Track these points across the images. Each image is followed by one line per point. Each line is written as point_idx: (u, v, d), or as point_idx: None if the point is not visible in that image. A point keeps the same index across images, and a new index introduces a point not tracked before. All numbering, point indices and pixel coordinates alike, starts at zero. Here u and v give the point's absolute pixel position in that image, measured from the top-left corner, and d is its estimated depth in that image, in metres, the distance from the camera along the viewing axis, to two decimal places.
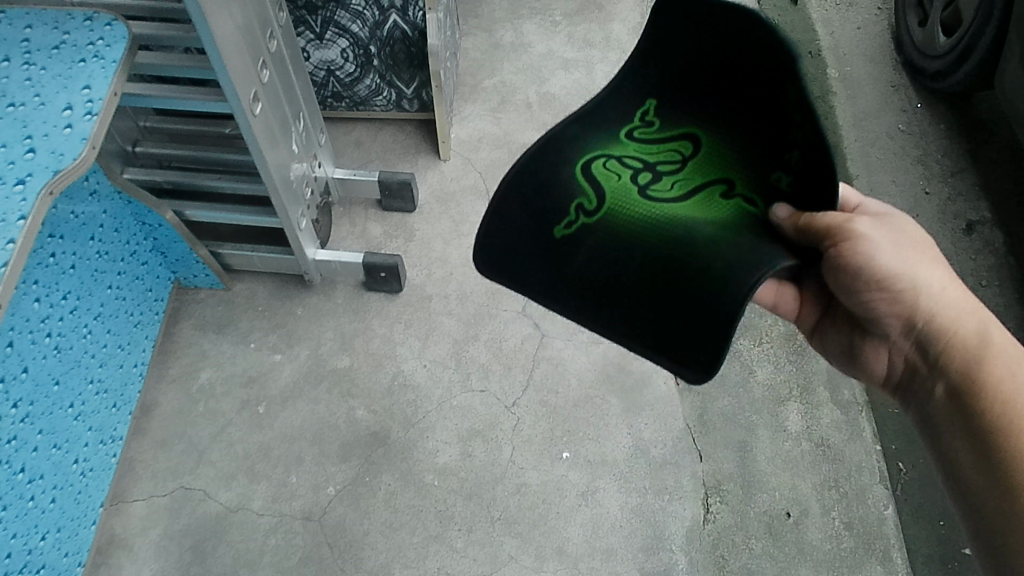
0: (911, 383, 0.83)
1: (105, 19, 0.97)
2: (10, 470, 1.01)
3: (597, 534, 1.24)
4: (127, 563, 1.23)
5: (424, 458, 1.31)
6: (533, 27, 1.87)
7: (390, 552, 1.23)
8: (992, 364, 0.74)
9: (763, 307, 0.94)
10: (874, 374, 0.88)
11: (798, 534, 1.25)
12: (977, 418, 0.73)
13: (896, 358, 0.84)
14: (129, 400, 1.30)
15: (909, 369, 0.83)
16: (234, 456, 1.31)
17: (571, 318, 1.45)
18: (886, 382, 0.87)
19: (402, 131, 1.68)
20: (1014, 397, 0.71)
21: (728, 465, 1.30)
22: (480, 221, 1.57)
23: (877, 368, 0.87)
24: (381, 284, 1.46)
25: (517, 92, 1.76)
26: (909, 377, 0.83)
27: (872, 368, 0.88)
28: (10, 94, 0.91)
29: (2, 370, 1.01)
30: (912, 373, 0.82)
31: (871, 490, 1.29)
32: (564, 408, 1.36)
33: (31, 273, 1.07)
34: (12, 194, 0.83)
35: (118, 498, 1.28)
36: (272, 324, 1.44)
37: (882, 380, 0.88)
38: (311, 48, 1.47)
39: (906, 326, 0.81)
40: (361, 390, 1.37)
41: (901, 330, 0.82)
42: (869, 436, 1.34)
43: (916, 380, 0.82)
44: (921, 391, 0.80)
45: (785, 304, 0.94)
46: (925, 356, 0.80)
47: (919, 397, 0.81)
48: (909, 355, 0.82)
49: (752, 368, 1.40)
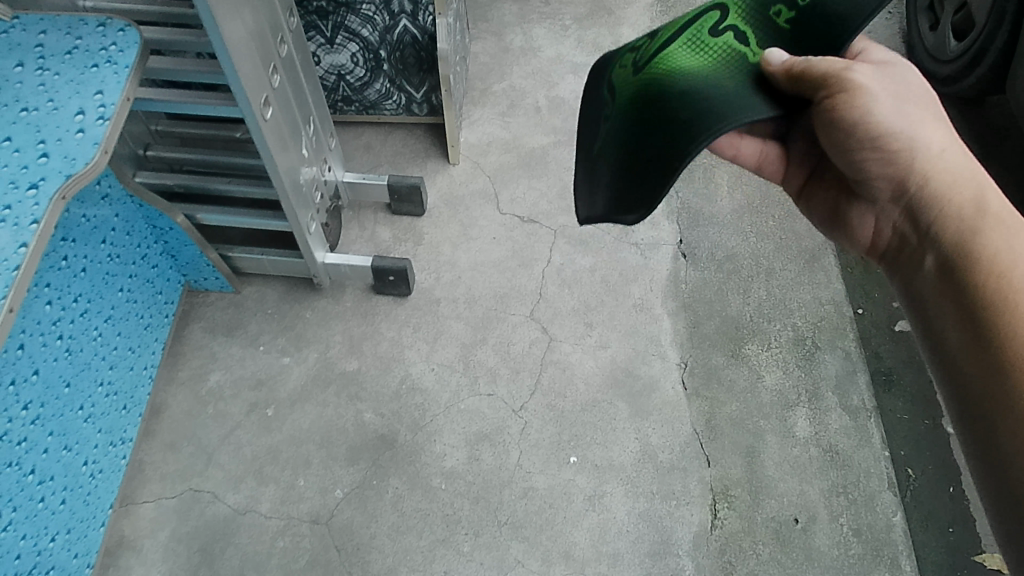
0: (898, 251, 0.79)
1: (118, 24, 0.98)
2: (20, 472, 1.02)
3: (604, 539, 1.24)
4: (136, 564, 1.23)
5: (432, 462, 1.31)
6: (542, 31, 1.88)
7: (397, 556, 1.23)
8: (985, 237, 0.69)
9: (745, 167, 0.94)
10: (861, 239, 0.85)
11: (806, 541, 1.24)
12: (967, 293, 0.68)
13: (884, 224, 0.81)
14: (139, 402, 1.31)
15: (897, 234, 0.79)
16: (243, 459, 1.32)
17: (579, 323, 1.45)
18: (872, 248, 0.84)
19: (412, 135, 1.69)
20: (1008, 268, 0.66)
21: (736, 470, 1.30)
22: (489, 225, 1.57)
23: (864, 233, 0.84)
24: (390, 288, 1.46)
25: (527, 96, 1.76)
26: (897, 244, 0.80)
27: (858, 231, 0.85)
28: (23, 99, 0.92)
29: (13, 372, 1.02)
30: (900, 240, 0.79)
31: (880, 496, 1.28)
32: (572, 413, 1.36)
33: (44, 276, 1.08)
34: (25, 198, 0.84)
35: (128, 500, 1.29)
36: (281, 327, 1.45)
37: (867, 245, 0.85)
38: (322, 52, 1.48)
39: (896, 189, 0.77)
40: (369, 394, 1.38)
41: (890, 193, 0.78)
42: (878, 442, 1.33)
43: (904, 249, 0.78)
44: (910, 260, 0.77)
45: (769, 166, 0.93)
46: (914, 225, 0.76)
47: (906, 265, 0.78)
48: (898, 221, 0.79)
49: (760, 373, 1.40)
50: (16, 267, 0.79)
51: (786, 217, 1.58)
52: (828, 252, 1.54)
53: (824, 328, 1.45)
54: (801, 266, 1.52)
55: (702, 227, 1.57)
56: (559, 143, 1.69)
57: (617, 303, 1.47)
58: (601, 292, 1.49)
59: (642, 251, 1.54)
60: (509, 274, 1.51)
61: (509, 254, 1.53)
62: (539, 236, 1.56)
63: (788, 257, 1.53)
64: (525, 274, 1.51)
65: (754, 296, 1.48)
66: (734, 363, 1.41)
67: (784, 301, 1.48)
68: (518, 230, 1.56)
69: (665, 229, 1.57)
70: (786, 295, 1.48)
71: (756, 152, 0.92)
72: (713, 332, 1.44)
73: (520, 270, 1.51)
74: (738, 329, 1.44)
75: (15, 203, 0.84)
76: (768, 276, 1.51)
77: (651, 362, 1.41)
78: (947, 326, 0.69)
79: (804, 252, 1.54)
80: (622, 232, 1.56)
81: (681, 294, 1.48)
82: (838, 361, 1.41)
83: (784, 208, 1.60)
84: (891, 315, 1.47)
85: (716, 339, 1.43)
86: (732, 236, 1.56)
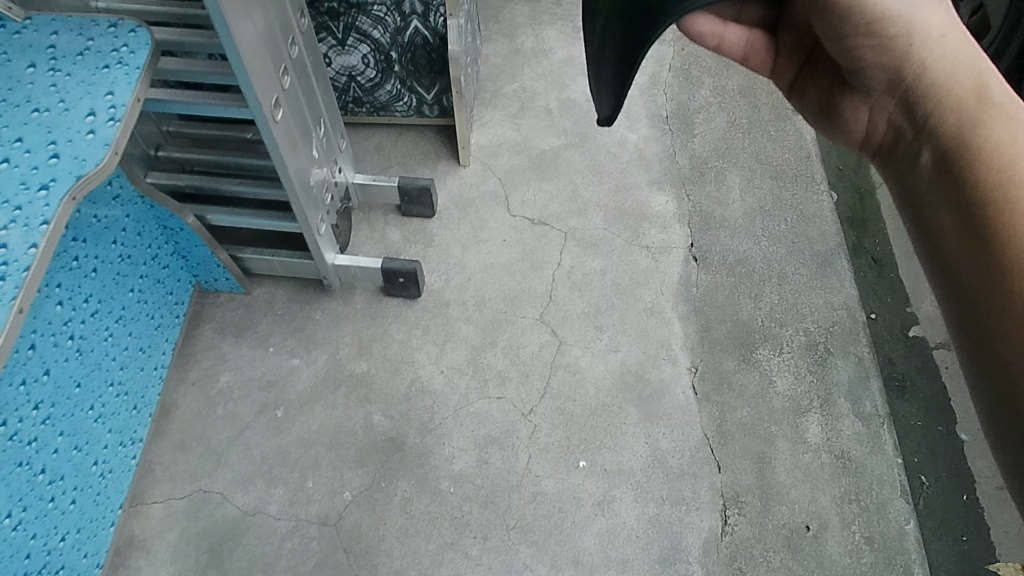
0: (893, 147, 0.71)
1: (129, 25, 0.98)
2: (31, 471, 1.02)
3: (613, 545, 1.24)
4: (145, 565, 1.23)
5: (440, 465, 1.31)
6: (554, 33, 1.87)
7: (406, 559, 1.23)
8: (987, 127, 0.62)
9: (733, 61, 0.84)
10: (853, 133, 0.77)
11: (817, 548, 1.23)
12: (967, 187, 0.61)
13: (878, 117, 0.73)
14: (149, 402, 1.31)
15: (892, 128, 0.71)
16: (252, 460, 1.32)
17: (590, 326, 1.44)
18: (865, 143, 0.76)
19: (423, 137, 1.69)
20: (1010, 164, 0.59)
21: (747, 476, 1.29)
22: (500, 227, 1.57)
23: (857, 127, 0.76)
24: (400, 289, 1.46)
25: (538, 98, 1.76)
26: (892, 139, 0.72)
27: (850, 125, 0.77)
28: (35, 100, 0.92)
29: (24, 372, 1.02)
30: (896, 134, 0.71)
31: (892, 504, 1.27)
32: (581, 417, 1.35)
33: (55, 276, 1.08)
34: (36, 199, 0.84)
35: (137, 500, 1.29)
36: (291, 328, 1.45)
37: (860, 140, 0.77)
38: (333, 54, 1.48)
39: (893, 79, 0.69)
40: (378, 396, 1.37)
41: (886, 83, 0.70)
42: (891, 449, 1.32)
43: (900, 144, 0.70)
44: (905, 155, 0.69)
45: (754, 56, 0.83)
46: (910, 117, 0.68)
47: (902, 162, 0.70)
48: (894, 113, 0.70)
49: (771, 378, 1.39)
50: (26, 268, 0.80)
51: (798, 221, 1.57)
52: (840, 257, 1.53)
53: (837, 333, 1.44)
54: (814, 271, 1.51)
55: (714, 230, 1.56)
56: (570, 145, 1.68)
57: (627, 307, 1.47)
58: (611, 295, 1.48)
59: (653, 254, 1.53)
60: (519, 276, 1.50)
61: (519, 257, 1.53)
62: (550, 239, 1.55)
63: (801, 261, 1.52)
64: (535, 276, 1.50)
65: (766, 300, 1.47)
66: (745, 368, 1.40)
67: (796, 306, 1.47)
68: (528, 233, 1.56)
69: (676, 232, 1.56)
70: (798, 300, 1.47)
71: (742, 42, 0.82)
72: (724, 336, 1.43)
73: (530, 273, 1.51)
74: (750, 333, 1.43)
75: (26, 204, 0.84)
76: (780, 280, 1.50)
77: (661, 366, 1.40)
78: (941, 223, 0.62)
79: (816, 256, 1.53)
80: (633, 235, 1.55)
81: (692, 298, 1.48)
82: (850, 366, 1.40)
83: (796, 211, 1.59)
84: (904, 320, 1.46)
85: (727, 343, 1.42)
86: (743, 239, 1.55)
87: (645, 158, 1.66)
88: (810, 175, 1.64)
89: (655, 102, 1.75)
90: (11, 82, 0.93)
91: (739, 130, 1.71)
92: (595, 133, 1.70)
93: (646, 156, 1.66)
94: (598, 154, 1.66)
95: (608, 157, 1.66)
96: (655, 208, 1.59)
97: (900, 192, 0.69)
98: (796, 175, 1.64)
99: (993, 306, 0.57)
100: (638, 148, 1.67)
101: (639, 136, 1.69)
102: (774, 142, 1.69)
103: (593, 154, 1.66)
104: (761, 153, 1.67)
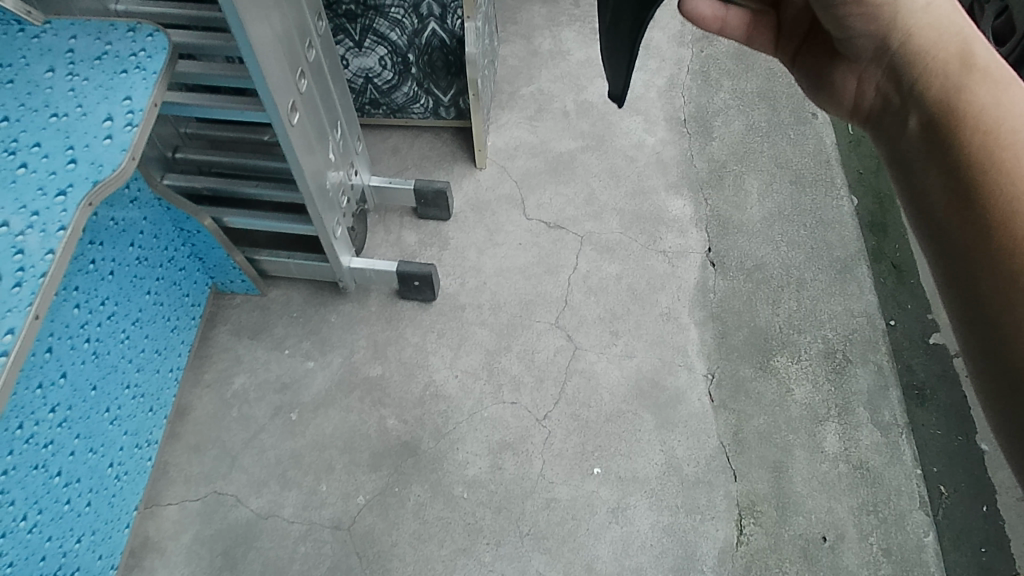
0: (880, 114, 0.69)
1: (147, 29, 0.98)
2: (46, 474, 1.03)
3: (627, 553, 1.23)
4: (160, 566, 1.24)
5: (454, 470, 1.30)
6: (572, 34, 1.86)
7: (418, 564, 1.23)
8: (974, 93, 0.60)
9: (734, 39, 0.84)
10: (842, 101, 0.75)
11: (834, 559, 1.22)
12: (953, 150, 0.59)
13: (867, 85, 0.71)
14: (165, 404, 1.31)
15: (880, 96, 0.69)
16: (266, 463, 1.32)
17: (605, 331, 1.44)
18: (853, 112, 0.74)
19: (439, 139, 1.68)
20: (997, 125, 0.57)
21: (763, 486, 1.28)
22: (516, 230, 1.56)
23: (845, 96, 0.74)
24: (415, 293, 1.45)
25: (555, 100, 1.75)
26: (880, 106, 0.69)
27: (840, 93, 0.74)
28: (53, 104, 0.92)
29: (41, 374, 1.03)
30: (884, 102, 0.68)
31: (911, 515, 1.25)
32: (596, 423, 1.34)
33: (72, 279, 1.09)
34: (53, 205, 0.84)
35: (153, 502, 1.30)
36: (306, 331, 1.45)
37: (850, 109, 0.74)
38: (350, 55, 1.47)
39: (879, 47, 0.67)
40: (392, 400, 1.37)
41: (873, 51, 0.67)
42: (909, 459, 1.30)
43: (886, 111, 0.68)
44: (892, 123, 0.67)
45: (758, 37, 0.83)
46: (897, 84, 0.66)
47: (889, 130, 0.67)
48: (881, 82, 0.68)
49: (789, 386, 1.37)
50: (42, 274, 0.80)
51: (818, 226, 1.55)
52: (860, 263, 1.51)
53: (856, 340, 1.42)
54: (833, 277, 1.49)
55: (732, 235, 1.55)
56: (587, 148, 1.67)
57: (643, 312, 1.45)
58: (627, 300, 1.47)
59: (669, 259, 1.52)
60: (535, 281, 1.50)
61: (535, 260, 1.52)
62: (566, 242, 1.54)
63: (819, 268, 1.50)
64: (551, 281, 1.50)
65: (784, 306, 1.46)
66: (762, 376, 1.38)
67: (815, 312, 1.45)
68: (544, 236, 1.55)
69: (693, 237, 1.54)
70: (816, 307, 1.46)
71: (742, 23, 0.83)
72: (741, 343, 1.42)
73: (546, 277, 1.50)
74: (768, 340, 1.42)
75: (43, 209, 0.84)
76: (799, 287, 1.48)
77: (677, 373, 1.39)
78: (931, 188, 0.60)
79: (836, 262, 1.51)
80: (650, 239, 1.54)
81: (709, 303, 1.46)
82: (869, 375, 1.38)
83: (816, 216, 1.57)
84: (925, 327, 1.44)
85: (744, 350, 1.41)
86: (762, 244, 1.53)
87: (663, 162, 1.64)
88: (830, 180, 1.62)
89: (673, 105, 1.73)
90: (30, 86, 0.93)
91: (758, 133, 1.69)
92: (612, 136, 1.69)
93: (664, 160, 1.65)
94: (616, 157, 1.65)
95: (625, 161, 1.65)
96: (672, 212, 1.58)
97: (887, 160, 0.66)
98: (816, 179, 1.62)
99: (981, 265, 0.54)
100: (656, 151, 1.66)
101: (656, 139, 1.68)
102: (793, 146, 1.67)
103: (610, 157, 1.65)
104: (781, 157, 1.65)
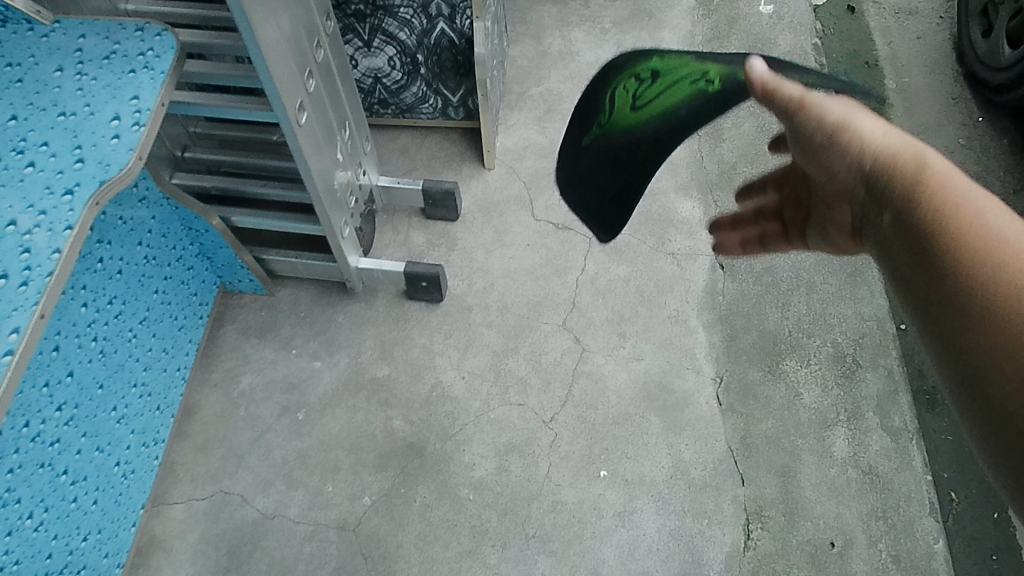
0: (864, 227, 0.71)
1: (155, 29, 0.98)
2: (53, 472, 1.03)
3: (633, 557, 1.22)
4: (166, 565, 1.24)
5: (460, 472, 1.30)
6: (581, 34, 1.86)
7: (424, 566, 1.22)
8: (933, 189, 0.61)
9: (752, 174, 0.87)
10: (842, 225, 0.77)
11: (842, 565, 1.21)
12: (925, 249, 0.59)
13: (847, 203, 0.73)
14: (172, 403, 1.32)
15: (860, 212, 0.70)
16: (273, 462, 1.32)
17: (613, 333, 1.43)
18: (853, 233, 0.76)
19: (448, 139, 1.68)
20: (976, 216, 0.58)
21: (770, 490, 1.27)
22: (524, 231, 1.55)
23: (842, 219, 0.76)
24: (422, 293, 1.45)
25: (564, 100, 1.74)
26: (861, 219, 0.71)
27: (841, 221, 0.77)
28: (61, 103, 0.92)
29: (47, 373, 1.03)
30: (864, 216, 0.70)
31: (920, 522, 1.24)
32: (603, 426, 1.34)
33: (80, 278, 1.09)
34: (60, 204, 0.84)
35: (159, 500, 1.30)
36: (313, 330, 1.45)
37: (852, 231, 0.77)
38: (359, 55, 1.47)
39: (852, 170, 0.68)
40: (399, 401, 1.37)
41: (848, 176, 0.69)
42: (919, 465, 1.29)
43: (866, 221, 0.69)
44: (874, 235, 0.68)
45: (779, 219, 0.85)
46: (868, 197, 0.68)
47: (875, 236, 0.68)
48: (858, 199, 0.70)
49: (798, 390, 1.36)
50: (49, 273, 0.80)
51: None
52: (871, 266, 1.50)
53: (866, 344, 1.41)
54: (843, 281, 1.48)
55: None
56: None
57: (651, 314, 1.45)
58: (635, 302, 1.46)
59: (678, 261, 1.51)
60: (543, 282, 1.49)
61: (543, 262, 1.52)
62: (574, 244, 1.53)
63: (829, 271, 1.49)
64: (559, 282, 1.49)
65: (794, 310, 1.45)
66: (771, 379, 1.37)
67: (824, 316, 1.44)
68: (552, 238, 1.54)
69: (702, 239, 1.53)
70: (826, 311, 1.45)
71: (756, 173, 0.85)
72: (750, 346, 1.41)
73: (554, 279, 1.49)
74: (776, 344, 1.41)
75: (50, 208, 0.84)
76: (809, 290, 1.47)
77: (685, 376, 1.38)
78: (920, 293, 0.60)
79: (846, 266, 1.50)
80: (658, 241, 1.53)
81: (718, 306, 1.45)
82: (879, 380, 1.37)
83: None
84: None
85: (753, 354, 1.40)
86: None
87: (672, 163, 1.64)
88: None
89: None
90: (38, 85, 0.94)
91: (768, 135, 1.68)
92: None
93: (673, 161, 1.64)
94: None
95: None
96: (681, 214, 1.57)
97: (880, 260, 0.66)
98: None
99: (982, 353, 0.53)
100: None
101: None
102: None
103: None
104: (791, 159, 1.64)
